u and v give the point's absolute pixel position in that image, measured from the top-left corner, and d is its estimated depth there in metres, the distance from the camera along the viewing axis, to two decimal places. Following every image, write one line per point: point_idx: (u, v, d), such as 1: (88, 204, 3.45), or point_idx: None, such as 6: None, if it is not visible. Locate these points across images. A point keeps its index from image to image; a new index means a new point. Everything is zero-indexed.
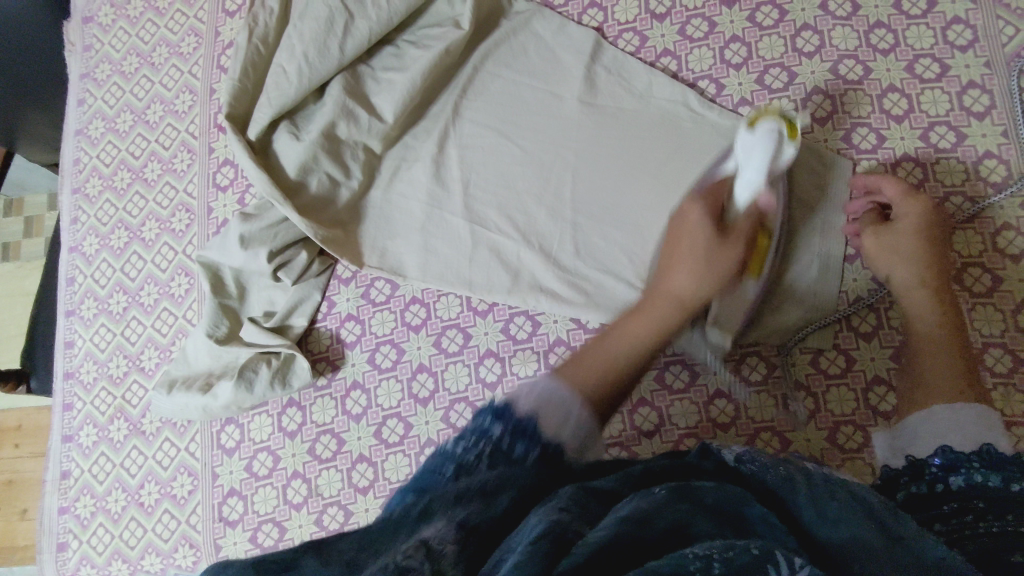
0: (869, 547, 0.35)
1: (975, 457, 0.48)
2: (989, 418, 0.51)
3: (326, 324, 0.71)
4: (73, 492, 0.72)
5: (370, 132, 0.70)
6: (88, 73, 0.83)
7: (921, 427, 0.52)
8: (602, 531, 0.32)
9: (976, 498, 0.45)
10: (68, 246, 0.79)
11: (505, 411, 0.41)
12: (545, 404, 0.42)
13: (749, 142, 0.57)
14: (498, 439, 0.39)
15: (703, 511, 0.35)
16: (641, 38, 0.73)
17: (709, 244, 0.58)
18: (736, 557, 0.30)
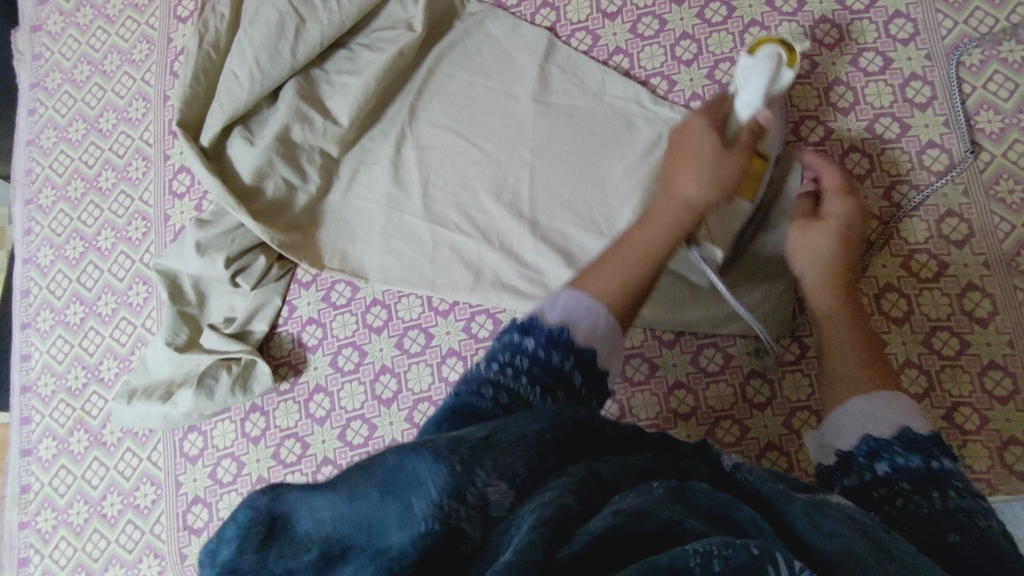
0: (862, 557, 0.33)
1: (897, 440, 0.46)
2: (899, 401, 0.49)
3: (288, 328, 0.71)
4: (33, 506, 0.71)
5: (325, 136, 0.70)
6: (38, 82, 0.82)
7: (842, 416, 0.50)
8: (598, 523, 0.30)
9: (901, 482, 0.44)
10: (23, 258, 0.78)
11: (532, 326, 0.41)
12: (572, 309, 0.42)
13: (751, 64, 0.57)
14: (530, 354, 0.40)
15: (697, 513, 0.33)
16: (593, 37, 0.74)
17: (716, 153, 0.56)
18: (735, 555, 0.28)
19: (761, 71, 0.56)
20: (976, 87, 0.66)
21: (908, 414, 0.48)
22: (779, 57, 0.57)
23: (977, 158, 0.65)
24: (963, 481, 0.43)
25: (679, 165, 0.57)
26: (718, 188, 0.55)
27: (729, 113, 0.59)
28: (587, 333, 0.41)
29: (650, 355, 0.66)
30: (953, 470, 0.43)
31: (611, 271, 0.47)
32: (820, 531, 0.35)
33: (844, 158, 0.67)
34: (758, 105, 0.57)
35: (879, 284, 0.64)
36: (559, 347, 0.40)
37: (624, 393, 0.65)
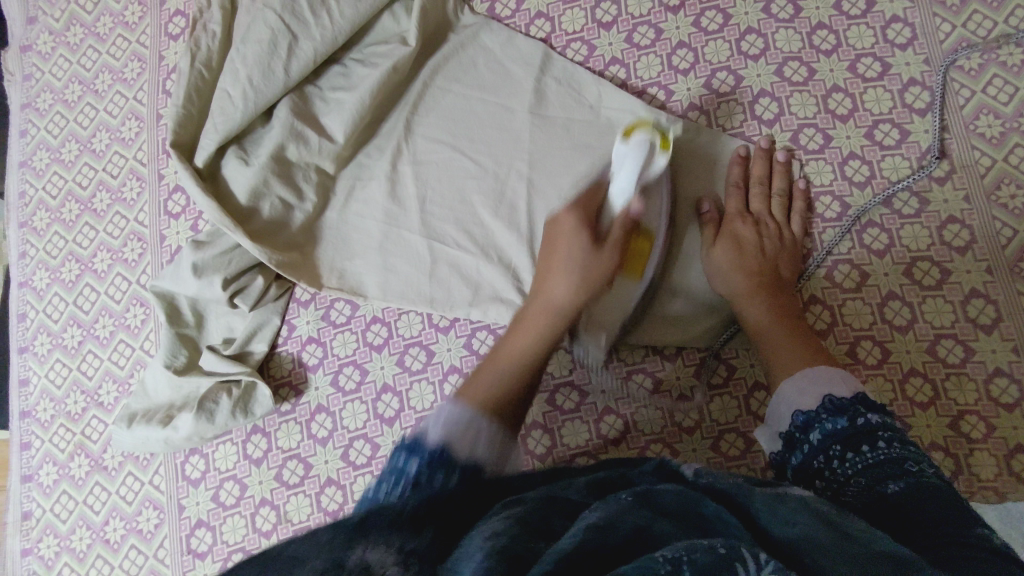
0: (821, 540, 0.35)
1: (823, 410, 0.52)
2: (830, 372, 0.55)
3: (287, 348, 0.71)
4: (35, 533, 0.71)
5: (321, 153, 0.69)
6: (29, 103, 0.81)
7: (781, 401, 0.56)
8: (567, 543, 0.32)
9: (834, 445, 0.50)
10: (19, 281, 0.78)
11: (418, 447, 0.44)
12: (451, 428, 0.46)
13: (625, 152, 0.57)
14: (415, 473, 0.43)
15: (662, 515, 0.36)
16: (589, 47, 0.73)
17: (585, 255, 0.59)
18: (702, 558, 0.29)
19: (626, 178, 0.57)
20: (975, 91, 0.65)
21: (832, 382, 0.54)
22: (652, 145, 0.56)
23: (978, 163, 0.64)
24: (892, 430, 0.49)
25: (547, 269, 0.60)
26: (586, 289, 0.58)
27: (604, 203, 0.60)
28: (470, 449, 0.45)
29: (654, 370, 0.65)
30: (881, 422, 0.50)
31: (489, 378, 0.53)
32: (781, 522, 0.37)
33: (844, 165, 0.66)
34: (631, 195, 0.58)
35: (882, 292, 0.63)
36: (444, 465, 0.43)
37: (628, 408, 0.65)
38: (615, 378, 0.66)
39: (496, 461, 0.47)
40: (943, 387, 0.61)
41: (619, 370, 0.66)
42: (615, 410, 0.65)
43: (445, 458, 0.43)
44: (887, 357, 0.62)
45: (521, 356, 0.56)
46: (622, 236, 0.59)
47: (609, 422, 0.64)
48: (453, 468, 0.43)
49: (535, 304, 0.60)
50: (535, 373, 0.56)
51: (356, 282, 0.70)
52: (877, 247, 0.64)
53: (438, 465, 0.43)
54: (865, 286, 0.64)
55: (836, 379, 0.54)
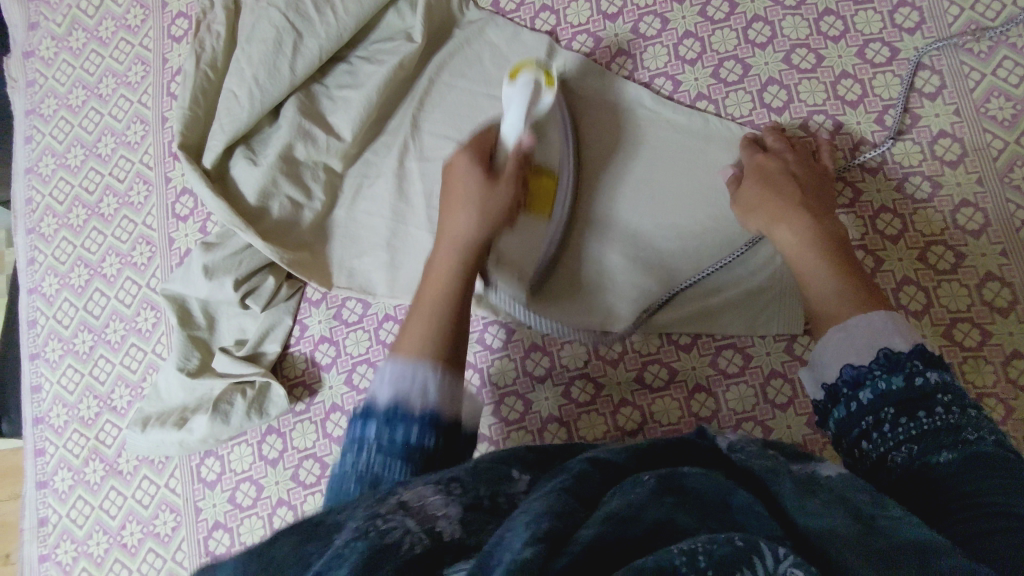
0: (846, 536, 0.32)
1: (877, 365, 0.45)
2: (875, 322, 0.48)
3: (300, 348, 0.70)
4: (52, 539, 0.71)
5: (328, 151, 0.69)
6: (33, 109, 0.81)
7: (826, 350, 0.50)
8: (586, 533, 0.30)
9: (886, 407, 0.44)
10: (28, 287, 0.77)
11: (369, 413, 0.43)
12: (399, 383, 0.44)
13: (512, 92, 0.61)
14: (376, 441, 0.42)
15: (684, 508, 0.33)
16: (595, 39, 0.73)
17: (479, 184, 0.60)
18: (719, 550, 0.27)
19: (518, 111, 0.61)
20: (985, 74, 0.65)
21: (887, 334, 0.47)
22: (536, 83, 0.61)
23: (990, 145, 0.64)
24: (952, 391, 0.43)
25: (449, 204, 0.60)
26: (489, 221, 0.58)
27: (497, 142, 0.63)
28: (424, 401, 0.43)
29: (669, 361, 0.65)
30: (942, 384, 0.43)
31: (421, 323, 0.50)
32: (808, 511, 0.34)
33: (855, 151, 0.66)
34: (522, 129, 0.62)
35: (896, 277, 0.63)
36: (400, 424, 0.42)
37: (644, 399, 0.64)
38: (630, 370, 0.66)
39: (447, 407, 0.44)
40: (961, 371, 0.61)
41: (634, 362, 0.66)
42: (631, 402, 0.65)
43: (399, 416, 0.42)
44: None
45: (448, 270, 0.55)
46: (516, 169, 0.61)
47: (626, 414, 0.64)
48: (410, 425, 0.42)
49: (440, 236, 0.59)
50: (465, 294, 0.54)
51: (366, 281, 0.69)
52: (890, 232, 0.64)
53: (406, 406, 0.43)
54: (879, 272, 0.64)
55: (886, 330, 0.47)
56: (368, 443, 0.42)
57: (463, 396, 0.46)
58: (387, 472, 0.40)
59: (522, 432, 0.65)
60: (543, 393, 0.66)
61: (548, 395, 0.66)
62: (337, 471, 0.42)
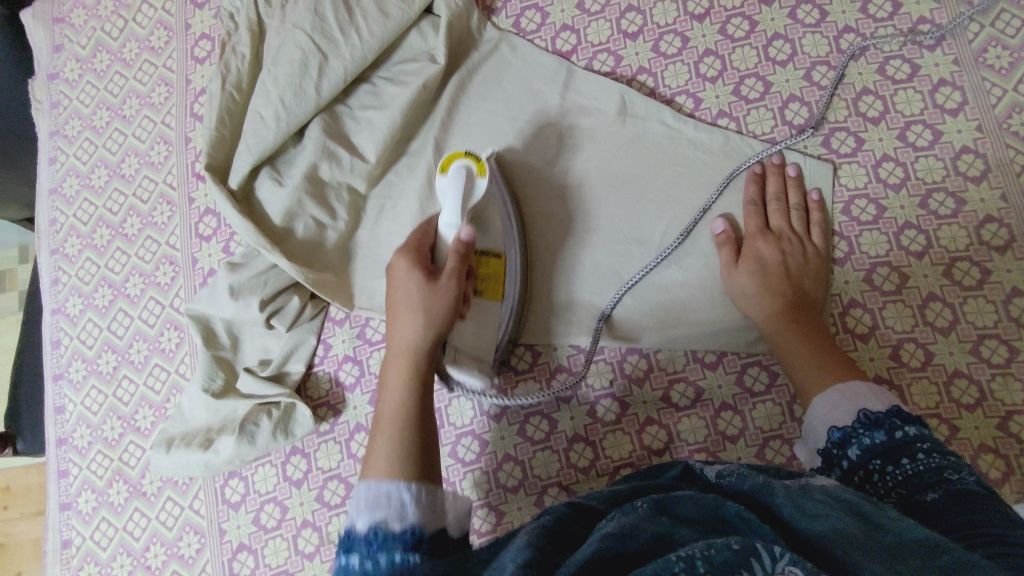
0: (849, 533, 0.34)
1: (859, 424, 0.52)
2: (853, 388, 0.55)
3: (324, 368, 0.70)
4: (76, 561, 0.71)
5: (352, 173, 0.70)
6: (58, 130, 0.81)
7: (812, 420, 0.57)
8: (586, 551, 0.33)
9: (873, 458, 0.49)
10: (51, 308, 0.78)
11: (352, 542, 0.43)
12: (375, 508, 0.44)
13: (445, 183, 0.62)
14: (359, 568, 0.42)
15: (683, 523, 0.36)
16: (615, 58, 0.74)
17: (421, 288, 0.58)
18: (718, 555, 0.30)
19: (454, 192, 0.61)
20: (1007, 90, 0.65)
21: (860, 396, 0.54)
22: (469, 170, 0.62)
23: (1014, 161, 0.64)
24: (931, 441, 0.48)
25: (392, 314, 0.59)
26: (432, 327, 0.57)
27: (436, 238, 0.62)
28: (402, 522, 0.43)
29: (694, 378, 0.65)
30: (919, 434, 0.49)
31: (385, 444, 0.50)
32: (810, 515, 0.36)
33: (878, 168, 0.66)
34: (459, 224, 0.61)
35: (922, 293, 0.63)
36: (383, 549, 0.42)
37: (671, 418, 0.64)
38: (656, 388, 0.65)
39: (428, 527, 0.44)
40: (989, 387, 0.60)
41: (660, 380, 0.66)
42: (658, 421, 0.64)
43: (381, 540, 0.42)
44: (930, 359, 0.62)
45: (403, 409, 0.53)
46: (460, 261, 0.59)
47: (652, 433, 0.64)
48: (392, 549, 0.41)
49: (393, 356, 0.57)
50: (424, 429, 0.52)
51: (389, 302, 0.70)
52: (914, 248, 0.64)
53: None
54: (905, 288, 0.64)
55: (866, 394, 0.54)
56: (352, 574, 0.42)
57: (445, 504, 0.46)
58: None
59: (548, 452, 0.65)
60: (569, 412, 0.66)
61: (573, 415, 0.66)
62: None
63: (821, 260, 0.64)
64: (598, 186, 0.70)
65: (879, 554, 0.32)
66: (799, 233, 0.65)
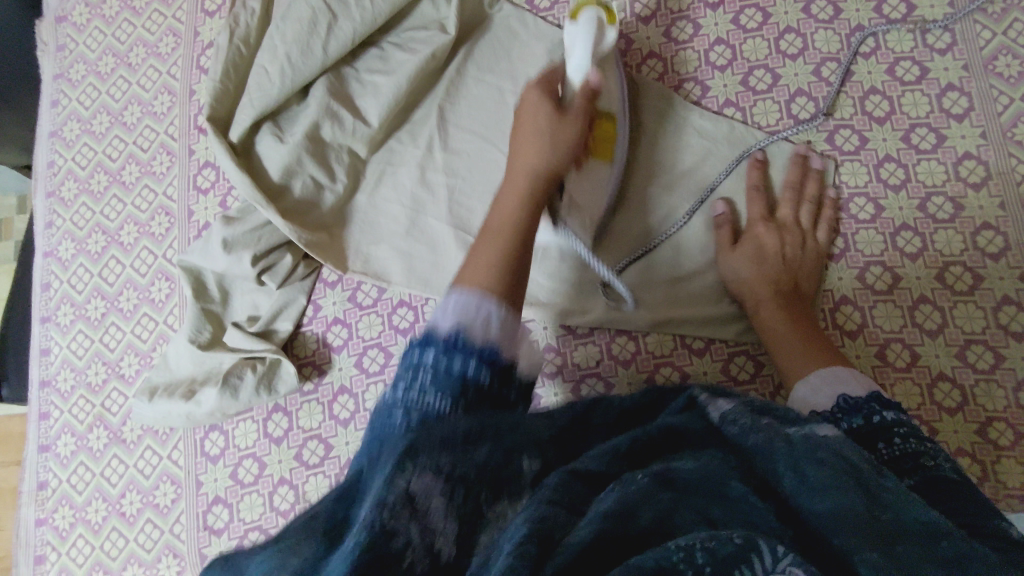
0: (859, 509, 0.33)
1: (837, 409, 0.52)
2: (838, 373, 0.56)
3: (312, 328, 0.70)
4: (51, 503, 0.71)
5: (354, 136, 0.70)
6: (62, 74, 0.81)
7: (796, 402, 0.57)
8: (585, 531, 0.32)
9: (854, 441, 0.49)
10: (44, 251, 0.77)
11: (431, 338, 0.43)
12: (464, 314, 0.43)
13: (576, 31, 0.63)
14: (432, 366, 0.42)
15: (684, 498, 0.35)
16: (626, 41, 0.73)
17: None
18: (719, 548, 0.29)
19: (583, 38, 0.61)
20: (1014, 99, 0.65)
21: (842, 382, 0.55)
22: (583, 127, 0.59)
23: (1015, 170, 0.64)
24: (909, 425, 0.48)
25: None
26: None
27: (548, 195, 0.61)
28: (486, 332, 0.43)
29: (681, 364, 0.65)
30: (899, 419, 0.49)
31: None
32: (805, 485, 0.35)
33: (879, 168, 0.66)
34: (570, 185, 0.60)
35: (913, 295, 0.63)
36: (461, 351, 0.42)
37: None
38: (642, 371, 0.65)
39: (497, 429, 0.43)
40: (972, 392, 0.61)
41: (647, 364, 0.66)
42: None
43: (460, 344, 0.42)
44: (915, 360, 0.62)
45: None
46: (585, 104, 0.59)
47: None
48: (467, 356, 0.41)
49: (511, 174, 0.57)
50: None
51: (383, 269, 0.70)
52: (909, 250, 0.64)
53: (448, 378, 0.41)
54: (896, 289, 0.64)
55: (844, 377, 0.55)
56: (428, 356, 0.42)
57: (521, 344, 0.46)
58: (435, 401, 0.40)
59: None
60: (554, 389, 0.66)
61: (557, 392, 0.66)
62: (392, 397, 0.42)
63: (818, 258, 0.64)
64: None
65: (876, 537, 0.32)
66: (805, 225, 0.65)
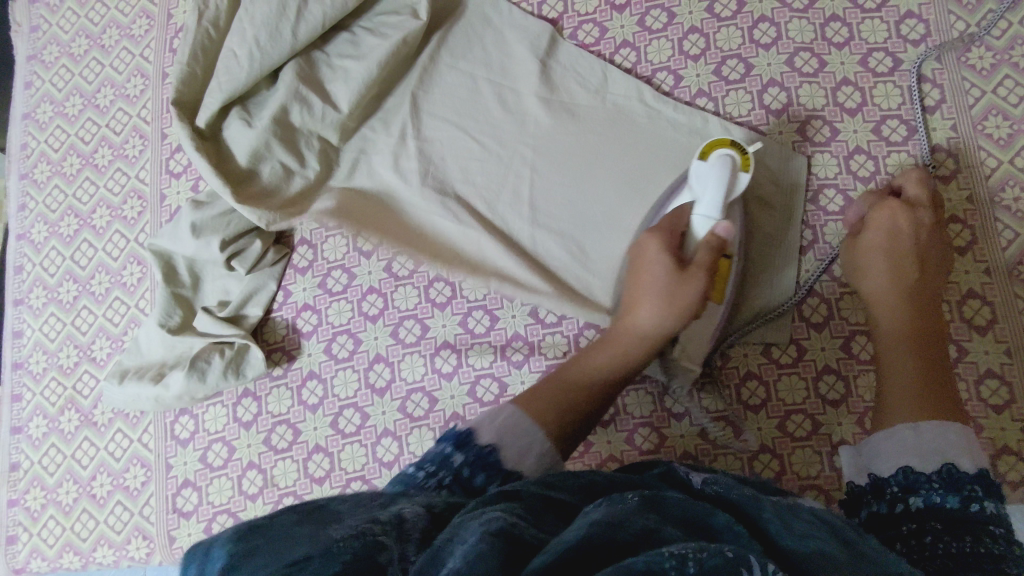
0: (839, 559, 0.35)
1: (935, 476, 0.46)
2: (969, 442, 0.48)
3: (282, 314, 0.70)
4: (23, 484, 0.71)
5: (324, 121, 0.69)
6: (35, 55, 0.81)
7: (882, 443, 0.50)
8: (573, 534, 0.32)
9: (934, 520, 0.44)
10: (17, 234, 0.77)
11: (465, 442, 0.46)
12: (507, 433, 0.48)
13: (705, 170, 0.58)
14: (454, 467, 0.45)
15: (670, 521, 0.35)
16: (600, 29, 0.73)
17: (669, 276, 0.56)
18: (709, 560, 0.29)
19: (715, 177, 0.58)
20: (985, 92, 0.65)
21: (948, 447, 0.47)
22: (732, 161, 0.58)
23: (983, 163, 0.64)
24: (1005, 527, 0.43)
25: (634, 294, 0.58)
26: (674, 312, 0.56)
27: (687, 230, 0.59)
28: (517, 457, 0.47)
29: None
30: (996, 515, 0.43)
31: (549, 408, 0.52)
32: (792, 531, 0.36)
33: (849, 160, 0.66)
34: (716, 218, 0.58)
35: None
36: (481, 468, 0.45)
37: (619, 390, 0.65)
38: None
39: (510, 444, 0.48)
40: None
41: None
42: None
43: (485, 457, 0.46)
44: None
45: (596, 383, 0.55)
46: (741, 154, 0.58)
47: None
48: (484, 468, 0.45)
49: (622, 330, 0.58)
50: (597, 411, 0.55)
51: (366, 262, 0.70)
52: None
53: (432, 461, 0.46)
54: None
55: (950, 442, 0.47)
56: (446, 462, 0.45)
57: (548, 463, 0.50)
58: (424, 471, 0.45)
59: None
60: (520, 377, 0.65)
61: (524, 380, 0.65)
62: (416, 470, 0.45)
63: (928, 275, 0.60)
64: (575, 158, 0.69)
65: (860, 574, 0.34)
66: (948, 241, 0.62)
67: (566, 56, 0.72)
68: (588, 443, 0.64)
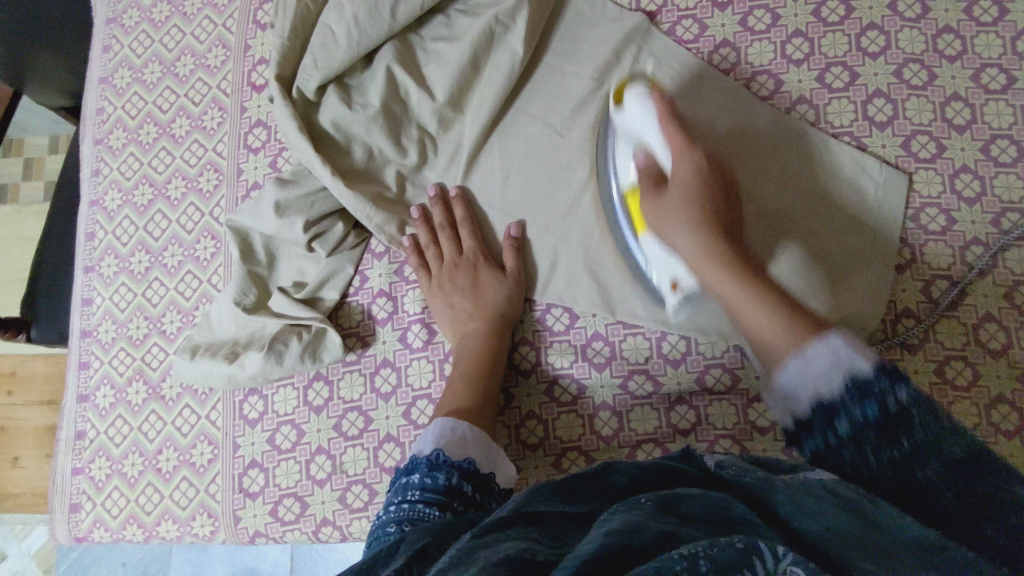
0: (851, 535, 0.30)
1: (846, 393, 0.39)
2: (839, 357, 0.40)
3: (358, 299, 0.69)
4: (88, 453, 0.71)
5: (422, 109, 0.69)
6: (115, 19, 0.80)
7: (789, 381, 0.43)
8: (590, 544, 0.27)
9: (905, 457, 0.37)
10: (90, 199, 0.77)
11: (414, 466, 0.51)
12: (439, 438, 0.54)
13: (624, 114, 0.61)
14: (419, 483, 0.50)
15: (691, 521, 0.30)
16: (700, 27, 0.71)
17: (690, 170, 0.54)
18: (722, 555, 0.24)
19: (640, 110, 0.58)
20: None
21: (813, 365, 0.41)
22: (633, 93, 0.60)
23: None
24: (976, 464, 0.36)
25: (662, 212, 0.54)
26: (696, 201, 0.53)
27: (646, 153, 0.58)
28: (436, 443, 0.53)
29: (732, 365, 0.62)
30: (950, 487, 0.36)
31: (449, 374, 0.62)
32: (803, 511, 0.32)
33: (953, 178, 0.64)
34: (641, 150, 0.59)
35: (977, 314, 0.61)
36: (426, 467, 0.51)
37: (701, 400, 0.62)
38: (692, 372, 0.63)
39: (458, 447, 0.53)
40: None
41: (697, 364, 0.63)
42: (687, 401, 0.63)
43: (437, 460, 0.51)
44: (976, 380, 0.60)
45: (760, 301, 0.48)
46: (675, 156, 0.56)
47: (680, 413, 0.62)
48: (449, 471, 0.50)
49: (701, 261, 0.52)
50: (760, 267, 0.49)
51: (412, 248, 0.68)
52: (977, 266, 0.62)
53: (434, 491, 0.49)
54: (961, 306, 0.62)
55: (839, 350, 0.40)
56: (409, 485, 0.50)
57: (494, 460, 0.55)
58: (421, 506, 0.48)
59: (573, 415, 0.64)
60: (600, 381, 0.64)
61: (604, 384, 0.64)
62: (385, 516, 0.49)
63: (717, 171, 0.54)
64: None
65: (874, 556, 0.28)
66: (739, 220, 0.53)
67: (662, 54, 0.70)
68: (667, 451, 0.62)
